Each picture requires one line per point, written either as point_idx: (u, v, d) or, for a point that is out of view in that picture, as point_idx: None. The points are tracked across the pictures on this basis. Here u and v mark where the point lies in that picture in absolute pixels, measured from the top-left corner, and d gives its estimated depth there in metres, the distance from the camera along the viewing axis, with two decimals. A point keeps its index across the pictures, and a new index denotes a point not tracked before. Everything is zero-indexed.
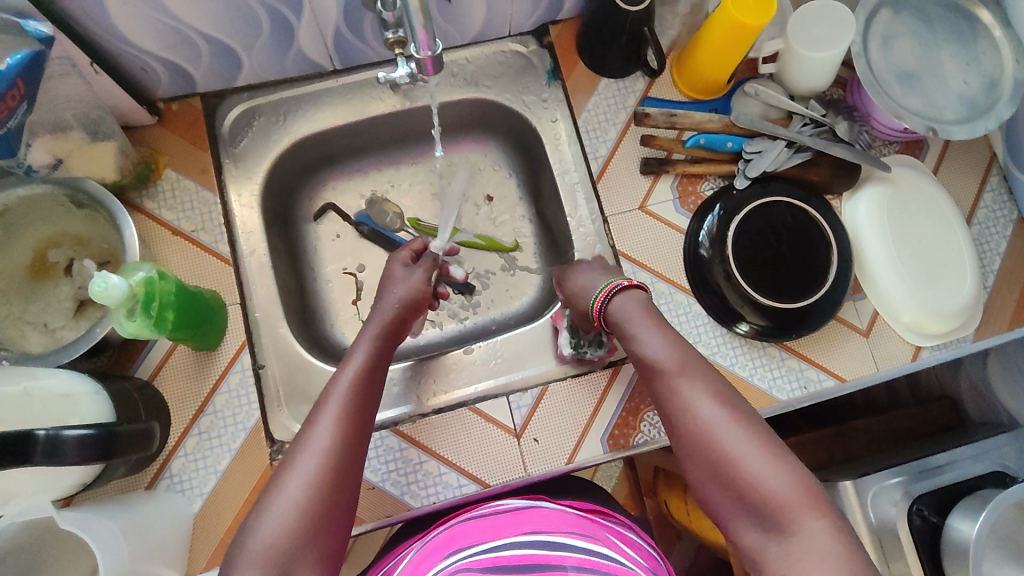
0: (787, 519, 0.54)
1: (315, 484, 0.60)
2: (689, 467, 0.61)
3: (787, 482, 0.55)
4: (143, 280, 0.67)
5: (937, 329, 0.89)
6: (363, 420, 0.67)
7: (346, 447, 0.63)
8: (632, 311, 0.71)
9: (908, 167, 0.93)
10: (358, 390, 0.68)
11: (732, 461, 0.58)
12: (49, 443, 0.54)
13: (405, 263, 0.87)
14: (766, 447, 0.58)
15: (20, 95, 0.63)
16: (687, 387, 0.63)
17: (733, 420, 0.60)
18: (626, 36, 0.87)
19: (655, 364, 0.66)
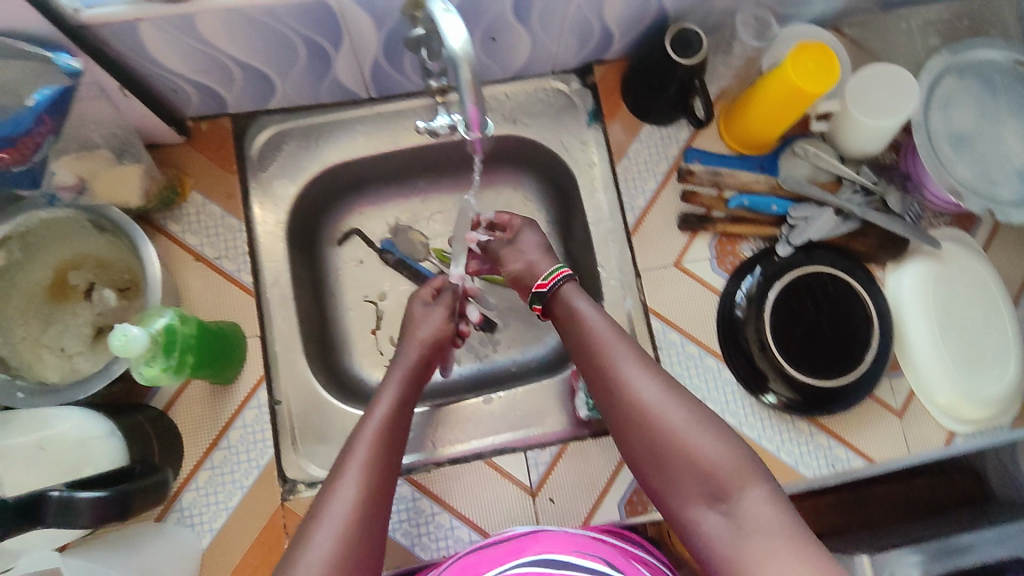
0: (727, 484, 0.58)
1: (353, 516, 0.61)
2: (634, 445, 0.65)
3: (726, 450, 0.60)
4: (165, 326, 0.66)
5: (970, 414, 0.86)
6: (393, 458, 0.68)
7: (376, 484, 0.64)
8: (580, 300, 0.76)
9: (958, 242, 0.89)
10: (388, 427, 0.70)
11: (675, 433, 0.62)
12: (61, 505, 0.54)
13: (425, 302, 0.85)
14: (704, 420, 0.62)
15: (48, 130, 0.62)
16: (628, 369, 0.67)
17: (673, 401, 0.64)
18: (675, 85, 0.83)
19: (599, 347, 0.71)
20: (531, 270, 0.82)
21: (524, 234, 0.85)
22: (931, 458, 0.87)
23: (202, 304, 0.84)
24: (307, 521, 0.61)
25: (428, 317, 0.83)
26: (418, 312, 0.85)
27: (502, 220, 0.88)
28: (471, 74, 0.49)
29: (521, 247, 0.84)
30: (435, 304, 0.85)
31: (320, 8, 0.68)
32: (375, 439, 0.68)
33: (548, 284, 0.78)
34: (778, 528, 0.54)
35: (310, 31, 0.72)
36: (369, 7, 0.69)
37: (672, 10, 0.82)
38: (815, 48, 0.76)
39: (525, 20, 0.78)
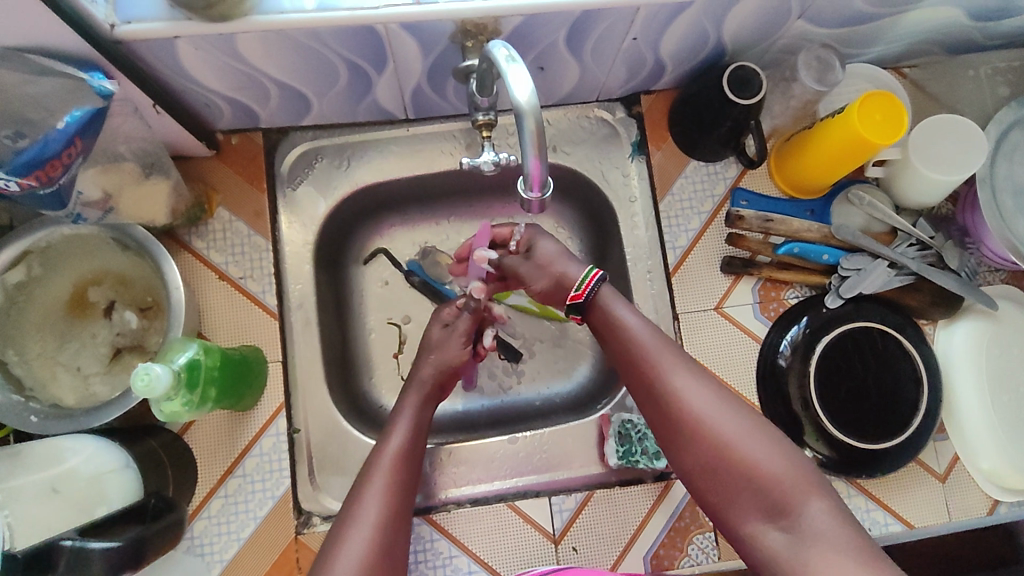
0: (789, 501, 0.54)
1: (368, 558, 0.57)
2: (683, 455, 0.60)
3: (788, 465, 0.56)
4: (189, 360, 0.63)
5: (1017, 484, 0.82)
6: (407, 497, 0.65)
7: (393, 525, 0.61)
8: (619, 302, 0.70)
9: (1013, 302, 0.86)
10: (403, 460, 0.66)
11: (731, 444, 0.57)
12: (72, 556, 0.51)
13: (444, 322, 0.78)
14: (761, 431, 0.58)
15: (79, 151, 0.61)
16: (675, 375, 0.62)
17: (727, 409, 0.59)
18: (730, 123, 0.79)
19: (641, 350, 0.65)
20: (560, 283, 0.74)
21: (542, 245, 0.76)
22: (971, 526, 0.83)
23: (224, 325, 0.81)
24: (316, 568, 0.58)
25: (444, 341, 0.77)
26: (434, 338, 0.78)
27: (502, 235, 0.80)
28: (535, 126, 0.48)
29: (544, 257, 0.75)
30: (454, 325, 0.78)
31: (367, 33, 0.64)
32: (388, 477, 0.64)
33: (585, 291, 0.70)
34: (847, 548, 0.50)
35: (353, 54, 0.69)
36: (418, 34, 0.66)
37: (730, 46, 0.79)
38: (881, 96, 0.73)
39: (576, 51, 0.74)
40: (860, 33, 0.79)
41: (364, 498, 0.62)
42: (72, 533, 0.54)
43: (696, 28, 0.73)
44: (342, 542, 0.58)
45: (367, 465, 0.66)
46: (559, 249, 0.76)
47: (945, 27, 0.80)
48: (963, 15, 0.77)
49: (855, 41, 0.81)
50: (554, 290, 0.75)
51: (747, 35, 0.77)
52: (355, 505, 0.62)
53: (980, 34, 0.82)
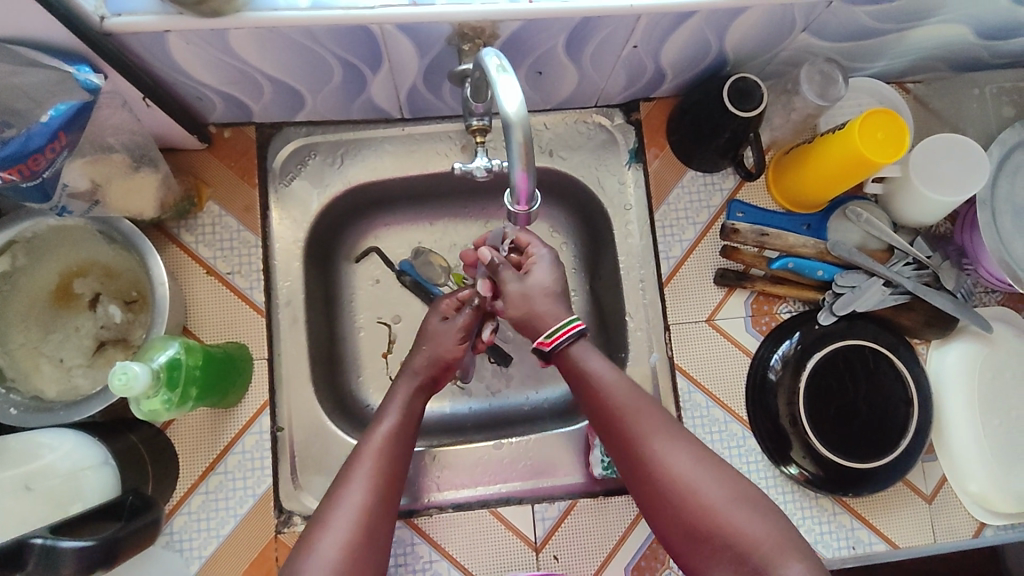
0: (769, 568, 0.53)
1: (349, 545, 0.57)
2: (662, 517, 0.59)
3: (770, 533, 0.54)
4: (170, 359, 0.63)
5: (1004, 508, 0.82)
6: (396, 483, 0.63)
7: (378, 510, 0.60)
8: (591, 354, 0.65)
9: (1008, 325, 0.85)
10: (393, 442, 0.65)
11: (713, 512, 0.56)
12: (44, 553, 0.51)
13: (443, 316, 0.74)
14: (743, 495, 0.57)
15: (62, 145, 0.59)
16: (655, 438, 0.60)
17: (710, 473, 0.58)
18: (728, 134, 0.78)
19: (617, 409, 0.62)
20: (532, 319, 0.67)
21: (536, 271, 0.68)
22: (956, 548, 0.82)
23: (210, 320, 0.80)
24: (298, 547, 0.57)
25: (440, 334, 0.73)
26: (432, 328, 0.74)
27: (522, 243, 0.71)
28: (523, 139, 0.47)
29: (530, 287, 0.67)
30: (450, 321, 0.74)
31: (362, 33, 0.63)
32: (377, 460, 0.63)
33: (553, 343, 0.65)
34: None
35: (348, 54, 0.68)
36: (413, 35, 0.65)
37: (732, 56, 0.78)
38: (883, 115, 0.72)
39: (575, 57, 0.73)
40: (865, 47, 0.77)
41: (350, 483, 0.61)
42: (46, 530, 0.54)
43: (698, 38, 0.72)
44: (324, 525, 0.58)
45: (357, 446, 0.65)
46: (554, 285, 0.68)
47: (951, 45, 0.78)
48: (970, 33, 0.76)
49: (860, 55, 0.80)
50: (523, 325, 0.68)
51: (750, 46, 0.75)
52: (342, 487, 0.61)
53: (986, 52, 0.81)
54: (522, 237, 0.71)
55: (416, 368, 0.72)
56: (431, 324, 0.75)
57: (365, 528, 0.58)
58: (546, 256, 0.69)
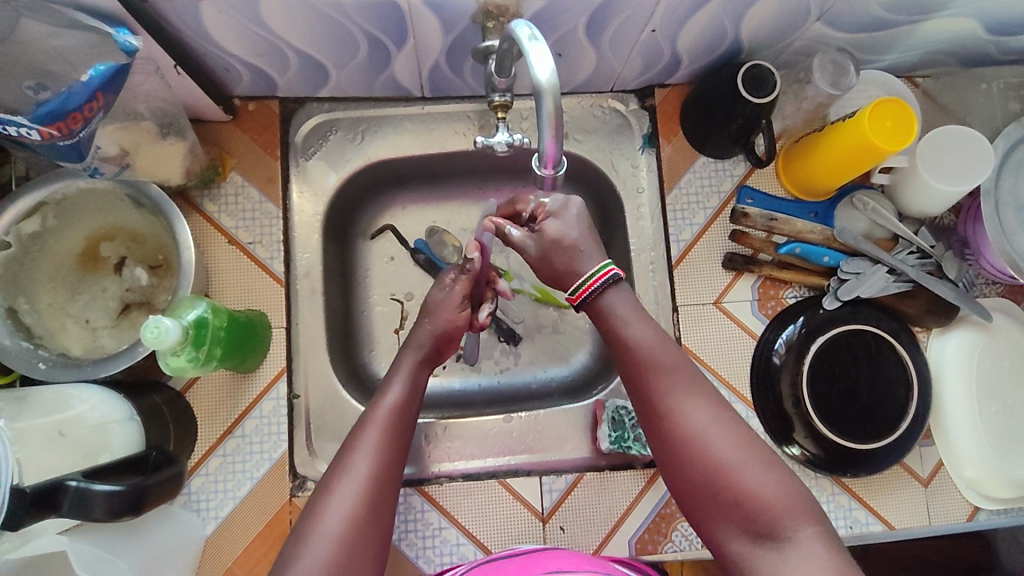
0: (778, 525, 0.54)
1: (355, 512, 0.58)
2: (676, 472, 0.60)
3: (782, 491, 0.55)
4: (197, 318, 0.65)
5: (999, 493, 0.84)
6: (399, 457, 0.64)
7: (383, 476, 0.61)
8: (622, 307, 0.66)
9: (1008, 315, 0.87)
10: (397, 416, 0.66)
11: (725, 467, 0.57)
12: (76, 496, 0.53)
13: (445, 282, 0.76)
14: (757, 454, 0.57)
15: (100, 106, 0.61)
16: (677, 393, 0.61)
17: (728, 431, 0.59)
18: (741, 120, 0.80)
19: (643, 366, 0.63)
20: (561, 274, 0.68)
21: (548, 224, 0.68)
22: (951, 531, 0.84)
23: (231, 289, 0.82)
24: (304, 513, 0.58)
25: (444, 303, 0.75)
26: (435, 301, 0.76)
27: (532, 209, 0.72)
28: (553, 107, 0.48)
29: (548, 242, 0.68)
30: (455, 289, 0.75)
31: (390, 8, 0.65)
32: (383, 434, 0.64)
33: (580, 296, 0.66)
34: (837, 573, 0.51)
35: (375, 29, 0.70)
36: (440, 11, 0.67)
37: (746, 44, 0.80)
38: (891, 104, 0.74)
39: (595, 39, 0.75)
40: (876, 39, 0.80)
41: (357, 452, 0.62)
42: (79, 475, 0.56)
43: (715, 24, 0.74)
44: (331, 494, 0.59)
45: (363, 418, 0.66)
46: (569, 235, 0.67)
47: (959, 39, 0.81)
48: (980, 28, 0.78)
49: (871, 47, 0.82)
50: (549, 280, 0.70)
51: (764, 34, 0.77)
52: (348, 455, 0.62)
53: (994, 48, 0.83)
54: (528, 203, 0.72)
55: (419, 346, 0.73)
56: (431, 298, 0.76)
57: (369, 496, 0.59)
58: (563, 207, 0.70)
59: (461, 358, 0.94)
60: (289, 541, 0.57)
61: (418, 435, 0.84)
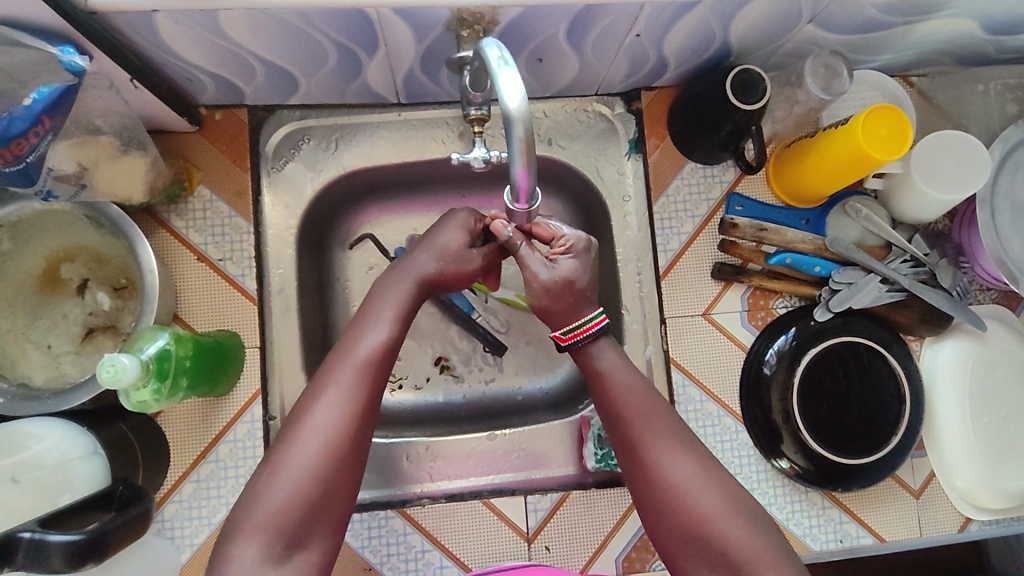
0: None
1: (326, 451, 0.55)
2: (658, 523, 0.58)
3: (761, 550, 0.54)
4: (159, 351, 0.63)
5: (990, 504, 0.83)
6: (378, 397, 0.60)
7: (359, 415, 0.57)
8: (607, 352, 0.65)
9: (1002, 323, 0.85)
10: (378, 354, 0.60)
11: (703, 521, 0.55)
12: (32, 547, 0.51)
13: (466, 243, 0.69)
14: (738, 508, 0.56)
15: (46, 130, 0.58)
16: (652, 444, 0.59)
17: (710, 480, 0.57)
18: (731, 127, 0.76)
19: (624, 409, 0.61)
20: (548, 314, 0.66)
21: (559, 264, 0.65)
22: (942, 543, 0.83)
23: (201, 308, 0.79)
24: (275, 442, 0.56)
25: (467, 258, 0.69)
26: (460, 249, 0.69)
27: (543, 234, 0.67)
28: (525, 135, 0.46)
29: (557, 282, 0.65)
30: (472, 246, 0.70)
31: (358, 16, 0.61)
32: (358, 373, 0.59)
33: (570, 340, 0.65)
34: None
35: (343, 37, 0.66)
36: (410, 19, 0.63)
37: (735, 46, 0.76)
38: (886, 111, 0.70)
39: (577, 44, 0.71)
40: (871, 40, 0.76)
41: (327, 390, 0.58)
42: (35, 524, 0.54)
43: (702, 28, 0.70)
44: (299, 428, 0.56)
45: (337, 351, 0.61)
46: (579, 282, 0.65)
47: (958, 39, 0.77)
48: (978, 28, 0.75)
49: (865, 48, 0.78)
50: (542, 314, 0.67)
51: (754, 37, 0.74)
52: (321, 389, 0.58)
53: (992, 47, 0.80)
54: (540, 228, 0.67)
55: (416, 271, 0.67)
56: (439, 237, 0.69)
57: (341, 437, 0.56)
58: (575, 250, 0.66)
59: (444, 370, 0.91)
60: (261, 467, 0.55)
61: (399, 455, 0.82)
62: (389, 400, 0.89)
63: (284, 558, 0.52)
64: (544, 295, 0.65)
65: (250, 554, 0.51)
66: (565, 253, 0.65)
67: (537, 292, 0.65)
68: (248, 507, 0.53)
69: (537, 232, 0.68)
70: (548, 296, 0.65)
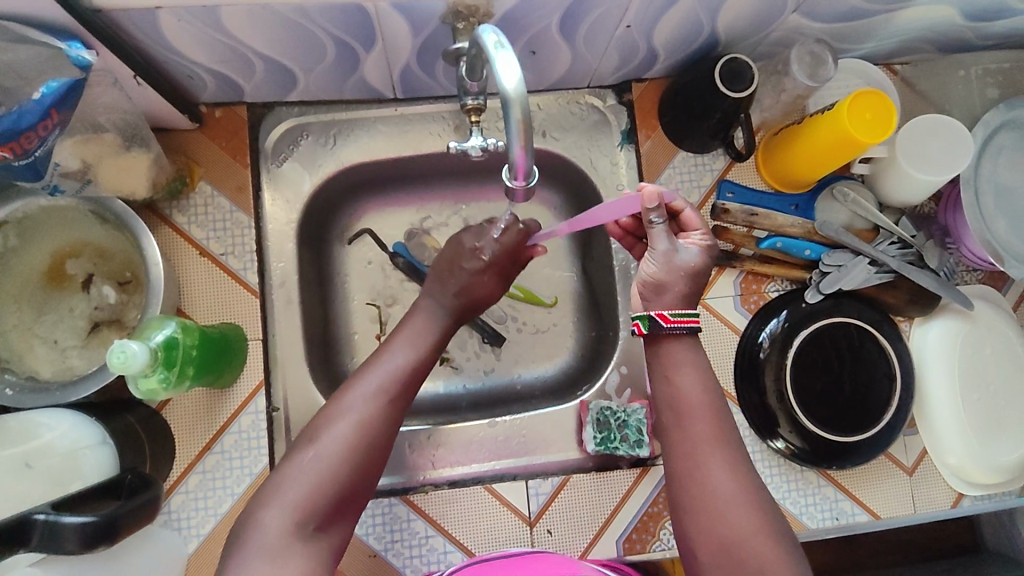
0: None
1: (362, 437, 0.57)
2: (689, 524, 0.58)
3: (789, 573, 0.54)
4: (167, 338, 0.64)
5: (981, 479, 0.84)
6: (403, 410, 0.61)
7: (386, 424, 0.59)
8: (688, 356, 0.62)
9: (988, 302, 0.87)
10: (408, 369, 0.63)
11: (742, 537, 0.55)
12: (47, 528, 0.52)
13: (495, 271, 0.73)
14: (772, 530, 0.56)
15: (55, 124, 0.59)
16: (708, 456, 0.58)
17: (752, 501, 0.57)
18: (720, 115, 0.78)
19: (685, 410, 0.60)
20: (661, 289, 0.64)
21: (695, 250, 0.65)
22: (935, 519, 0.85)
23: (203, 301, 0.80)
24: (301, 438, 0.58)
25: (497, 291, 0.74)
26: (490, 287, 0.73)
27: (688, 221, 0.68)
28: (521, 116, 0.47)
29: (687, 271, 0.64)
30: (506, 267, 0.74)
31: (356, 11, 0.63)
32: (388, 382, 0.61)
33: (672, 324, 0.62)
34: None
35: (341, 32, 0.67)
36: (407, 13, 0.64)
37: (723, 37, 0.78)
38: (873, 96, 0.73)
39: (569, 37, 0.73)
40: (854, 29, 0.78)
41: (357, 395, 0.59)
42: (49, 506, 0.55)
43: (691, 18, 0.72)
44: (338, 412, 0.58)
45: (370, 362, 0.63)
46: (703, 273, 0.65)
47: (938, 26, 0.80)
48: (958, 15, 0.77)
49: (848, 37, 0.81)
50: (649, 286, 0.65)
51: (741, 27, 0.76)
52: (352, 393, 0.60)
53: (972, 33, 0.83)
54: (690, 215, 0.68)
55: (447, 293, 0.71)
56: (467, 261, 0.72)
57: (366, 441, 0.57)
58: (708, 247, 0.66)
59: (444, 362, 0.92)
60: (284, 460, 0.57)
61: (401, 443, 0.83)
62: None
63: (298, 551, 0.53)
64: (671, 269, 0.64)
65: (280, 527, 0.52)
66: (701, 245, 0.65)
67: (670, 265, 0.64)
68: (267, 494, 0.54)
69: (684, 216, 0.68)
70: (677, 272, 0.64)
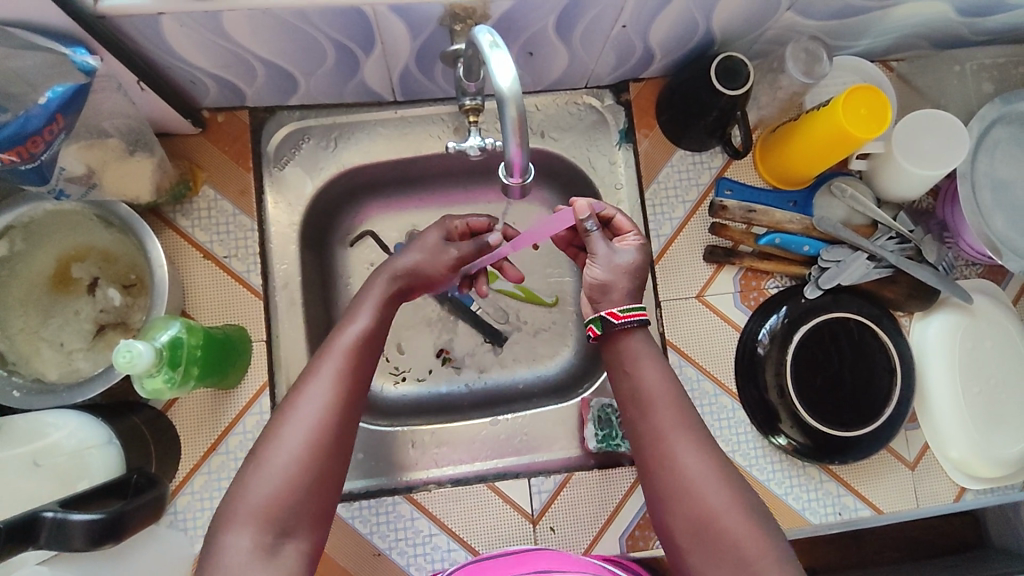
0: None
1: (314, 440, 0.55)
2: (665, 511, 0.57)
3: (768, 548, 0.53)
4: (172, 338, 0.65)
5: (983, 472, 0.84)
6: (360, 389, 0.60)
7: (344, 405, 0.58)
8: (647, 349, 0.63)
9: (987, 296, 0.88)
10: (359, 345, 0.62)
11: (714, 516, 0.55)
12: (55, 526, 0.53)
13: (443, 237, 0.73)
14: (746, 505, 0.55)
15: (61, 128, 0.60)
16: (672, 442, 0.58)
17: (722, 479, 0.56)
18: (716, 113, 0.79)
19: (646, 399, 0.61)
20: (608, 290, 0.65)
21: (632, 250, 0.67)
22: (938, 513, 0.85)
23: (208, 303, 0.81)
24: (263, 435, 0.56)
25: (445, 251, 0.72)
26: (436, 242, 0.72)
27: (620, 226, 0.70)
28: (517, 113, 0.48)
29: (626, 270, 0.65)
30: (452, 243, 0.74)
31: (356, 15, 0.64)
32: (341, 364, 0.60)
33: (623, 319, 0.63)
34: None
35: (341, 35, 0.68)
36: (406, 16, 0.65)
37: (718, 35, 0.79)
38: (867, 90, 0.73)
39: (565, 38, 0.74)
40: (849, 26, 0.79)
41: (312, 381, 0.58)
42: (57, 505, 0.56)
43: (686, 17, 0.73)
44: (287, 418, 0.56)
45: (322, 345, 0.62)
46: (641, 268, 0.67)
47: (933, 22, 0.80)
48: (952, 11, 0.78)
49: (843, 34, 0.81)
50: (595, 289, 0.66)
51: (736, 26, 0.77)
52: (308, 380, 0.58)
53: (966, 29, 0.83)
54: (622, 219, 0.70)
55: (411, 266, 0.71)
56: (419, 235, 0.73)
57: (327, 426, 0.56)
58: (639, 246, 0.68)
59: (447, 362, 0.93)
60: (248, 459, 0.56)
61: (404, 442, 0.84)
62: (392, 391, 0.91)
63: (274, 548, 0.52)
64: (613, 271, 0.65)
65: (247, 538, 0.51)
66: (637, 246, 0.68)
67: (612, 267, 0.65)
68: (236, 496, 0.53)
69: (616, 221, 0.70)
70: (620, 272, 0.65)
